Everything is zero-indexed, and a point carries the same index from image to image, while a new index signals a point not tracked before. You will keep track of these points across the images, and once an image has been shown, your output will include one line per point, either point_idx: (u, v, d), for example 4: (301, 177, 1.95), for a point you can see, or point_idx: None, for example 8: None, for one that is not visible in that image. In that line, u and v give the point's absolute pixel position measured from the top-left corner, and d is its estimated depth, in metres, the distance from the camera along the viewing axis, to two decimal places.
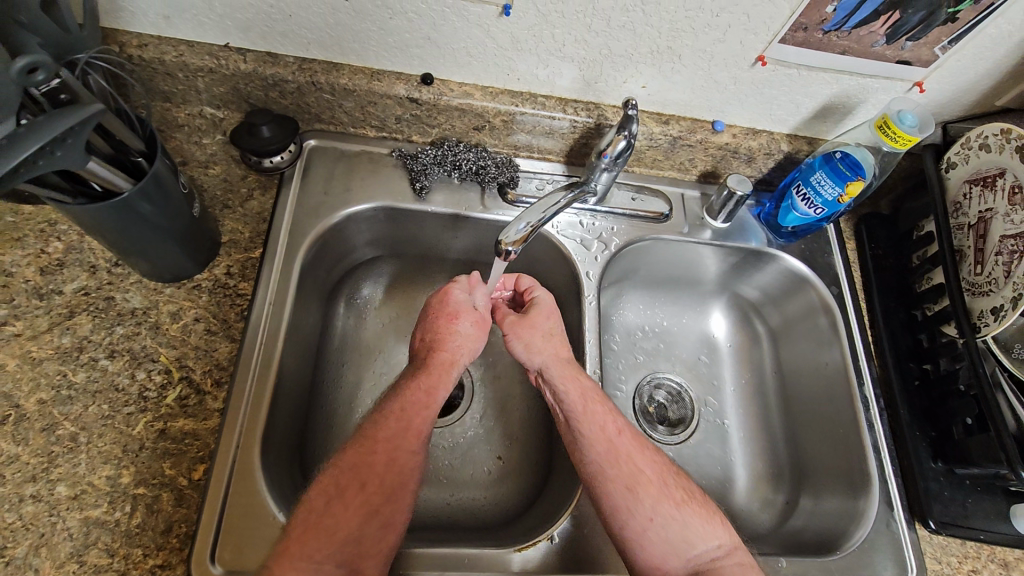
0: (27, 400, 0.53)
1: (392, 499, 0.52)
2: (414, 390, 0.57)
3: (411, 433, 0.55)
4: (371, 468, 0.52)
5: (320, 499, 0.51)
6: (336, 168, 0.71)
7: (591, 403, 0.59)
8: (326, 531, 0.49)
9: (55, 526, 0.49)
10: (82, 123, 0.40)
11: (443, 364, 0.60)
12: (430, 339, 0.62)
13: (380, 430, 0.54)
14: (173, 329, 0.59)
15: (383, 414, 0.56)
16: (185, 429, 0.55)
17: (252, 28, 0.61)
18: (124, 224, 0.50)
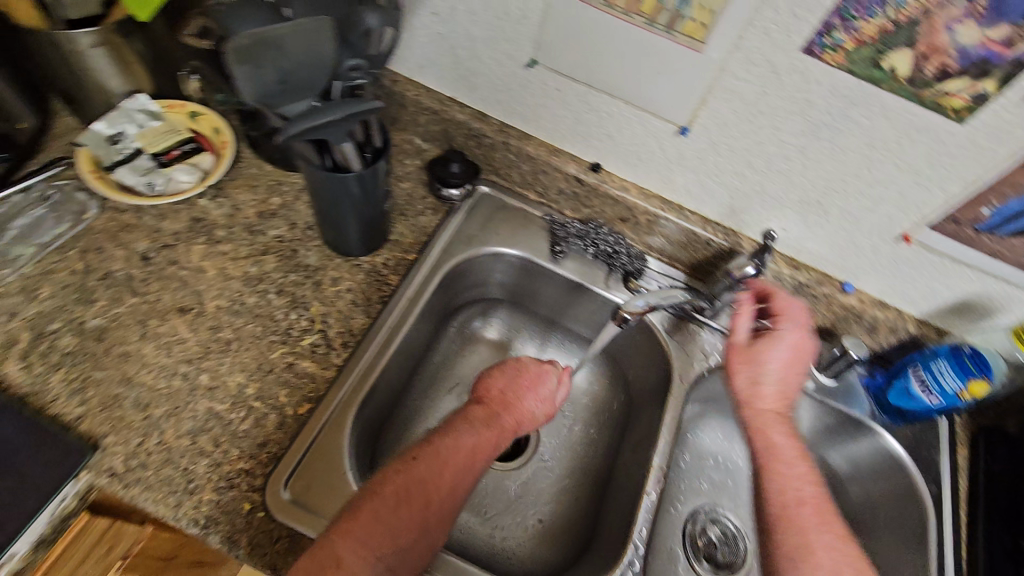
0: (209, 301, 0.66)
1: (443, 521, 0.56)
2: (486, 435, 0.63)
3: (474, 466, 0.60)
4: (437, 486, 0.56)
5: (389, 497, 0.54)
6: (496, 213, 0.83)
7: (784, 456, 0.63)
8: (385, 532, 0.52)
9: (187, 404, 0.59)
10: (360, 113, 0.55)
11: (507, 424, 0.65)
12: (511, 396, 0.67)
13: (449, 456, 0.59)
14: (328, 290, 0.70)
15: (457, 441, 0.60)
16: (306, 370, 0.64)
17: (478, 91, 0.77)
18: (335, 192, 0.63)
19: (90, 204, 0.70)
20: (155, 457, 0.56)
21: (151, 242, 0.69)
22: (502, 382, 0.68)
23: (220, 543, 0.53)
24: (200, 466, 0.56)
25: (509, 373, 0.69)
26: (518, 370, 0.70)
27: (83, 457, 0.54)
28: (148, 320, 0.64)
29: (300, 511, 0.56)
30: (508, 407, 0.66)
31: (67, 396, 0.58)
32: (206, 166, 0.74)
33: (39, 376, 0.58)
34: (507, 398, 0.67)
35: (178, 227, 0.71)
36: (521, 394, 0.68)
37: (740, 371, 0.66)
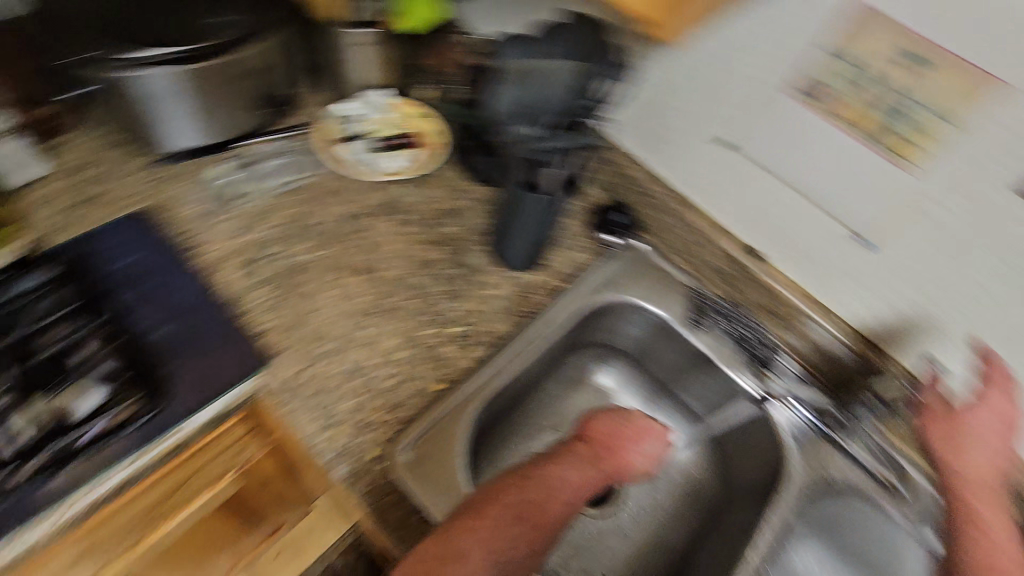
0: (384, 270, 0.75)
1: (547, 543, 0.59)
2: (591, 476, 0.64)
3: (576, 501, 0.62)
4: (547, 510, 0.59)
5: (506, 511, 0.56)
6: (644, 269, 0.84)
7: (986, 524, 0.60)
8: (501, 542, 0.55)
9: (346, 350, 0.67)
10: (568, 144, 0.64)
11: (607, 466, 0.65)
12: (616, 445, 0.67)
13: (560, 485, 0.61)
14: (482, 292, 0.76)
15: (566, 473, 0.62)
16: (448, 355, 0.70)
17: (666, 158, 0.85)
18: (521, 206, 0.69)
19: (316, 164, 0.82)
20: (312, 385, 0.63)
21: (352, 208, 0.79)
22: (609, 428, 0.68)
23: (345, 475, 0.60)
24: (344, 405, 0.63)
25: (615, 419, 0.69)
26: (625, 419, 0.69)
27: (258, 366, 0.62)
28: (335, 270, 0.73)
29: (415, 478, 0.60)
30: (611, 452, 0.66)
31: (260, 311, 0.67)
32: (414, 159, 0.84)
33: (244, 288, 0.68)
34: (610, 441, 0.67)
35: (376, 201, 0.81)
36: (626, 445, 0.67)
37: (933, 427, 0.66)
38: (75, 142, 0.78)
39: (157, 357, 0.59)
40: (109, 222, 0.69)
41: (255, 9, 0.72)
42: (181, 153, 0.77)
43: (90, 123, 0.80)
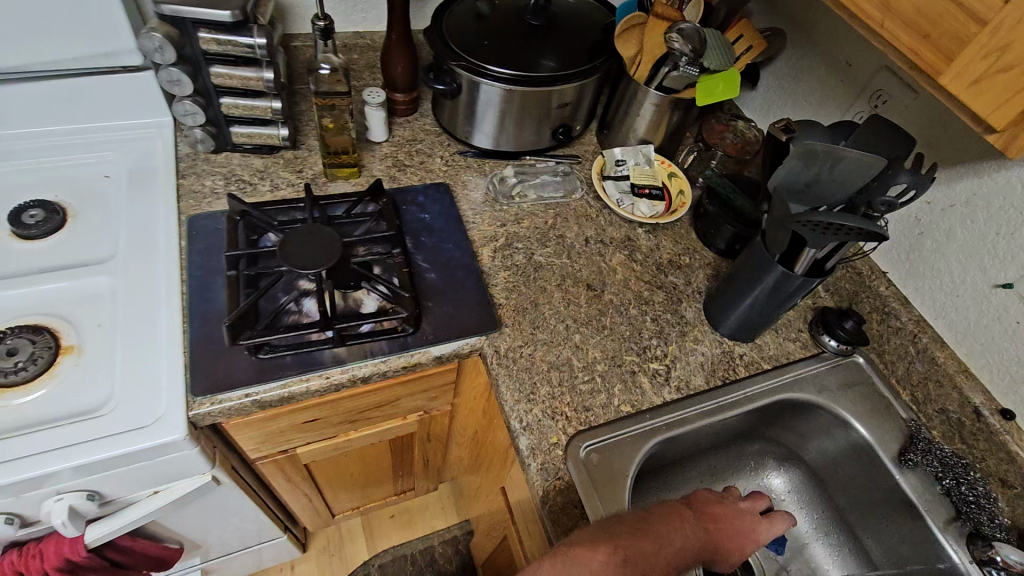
0: (607, 293, 0.82)
1: None
2: (697, 545, 0.55)
3: (682, 569, 0.53)
4: (654, 565, 0.50)
5: (611, 554, 0.48)
6: (859, 386, 0.79)
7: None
8: None
9: (558, 345, 0.74)
10: (852, 227, 0.58)
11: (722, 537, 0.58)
12: (717, 520, 0.58)
13: (669, 541, 0.53)
14: (687, 343, 0.79)
15: (673, 528, 0.54)
16: (641, 384, 0.73)
17: (919, 280, 0.81)
18: (758, 275, 0.71)
19: (576, 189, 0.94)
20: (523, 361, 0.72)
21: (595, 233, 0.89)
22: (716, 505, 0.60)
23: (525, 448, 0.65)
24: (543, 388, 0.70)
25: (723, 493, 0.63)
26: (733, 504, 0.61)
27: (494, 330, 0.73)
28: (565, 277, 0.82)
29: (585, 476, 0.64)
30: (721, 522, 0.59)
31: (501, 287, 0.78)
32: (660, 211, 0.92)
33: (494, 265, 0.81)
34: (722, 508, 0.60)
35: (616, 235, 0.90)
36: (732, 527, 0.59)
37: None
38: (411, 122, 0.97)
39: (424, 293, 0.74)
40: (417, 185, 0.87)
41: (575, 66, 0.87)
42: (479, 150, 0.95)
43: (424, 112, 0.99)
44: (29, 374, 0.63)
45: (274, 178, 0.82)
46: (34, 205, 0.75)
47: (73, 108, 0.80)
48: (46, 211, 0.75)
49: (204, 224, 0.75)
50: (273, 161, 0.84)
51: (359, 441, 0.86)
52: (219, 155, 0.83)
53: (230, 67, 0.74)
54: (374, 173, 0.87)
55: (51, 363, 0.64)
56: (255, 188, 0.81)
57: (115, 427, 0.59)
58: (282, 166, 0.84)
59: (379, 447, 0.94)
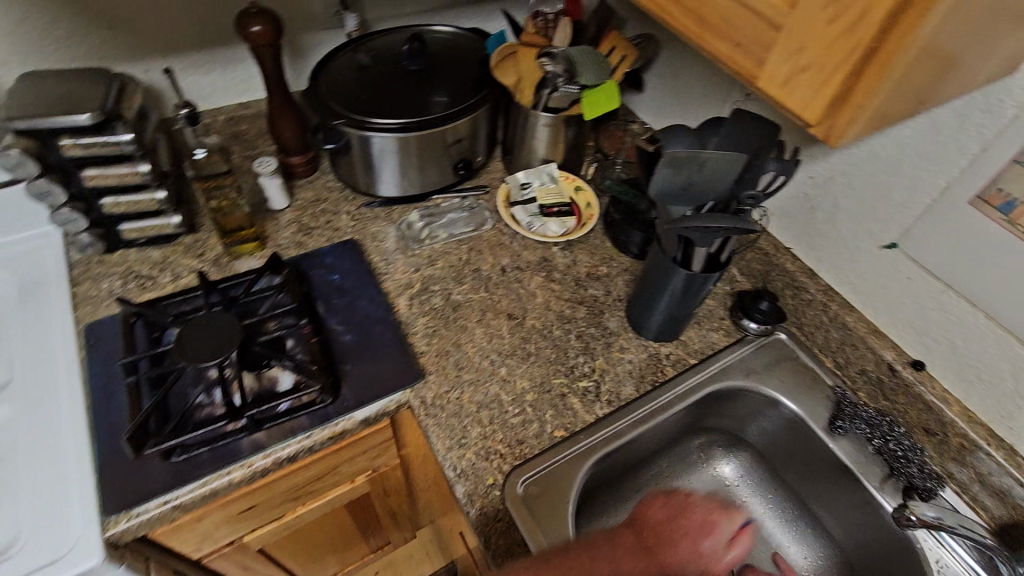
0: (529, 319, 0.83)
1: None
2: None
3: None
4: None
5: None
6: (783, 363, 0.82)
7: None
8: None
9: (485, 382, 0.75)
10: (729, 227, 0.60)
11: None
12: (663, 530, 0.52)
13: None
14: (614, 353, 0.81)
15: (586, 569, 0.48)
16: (572, 406, 0.74)
17: (819, 252, 0.84)
18: (664, 278, 0.73)
19: (486, 220, 0.94)
20: (451, 406, 0.72)
21: (510, 261, 0.90)
22: (661, 511, 0.53)
23: (462, 495, 0.65)
24: (474, 430, 0.70)
25: (673, 511, 0.53)
26: (685, 505, 0.53)
27: (417, 380, 0.73)
28: (485, 311, 0.83)
29: (524, 511, 0.64)
30: (654, 554, 0.50)
31: (421, 335, 0.78)
32: (571, 227, 0.94)
33: (412, 313, 0.81)
34: (663, 537, 0.51)
35: (531, 258, 0.91)
36: (683, 536, 0.52)
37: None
38: (313, 182, 0.97)
39: (342, 356, 0.73)
40: (325, 246, 0.87)
41: (461, 100, 0.89)
42: (385, 199, 0.95)
43: (324, 169, 0.99)
44: None
45: (175, 267, 0.81)
46: None
47: None
48: None
49: (104, 329, 0.73)
50: (172, 250, 0.83)
51: (311, 514, 0.84)
52: (115, 253, 0.81)
53: (102, 167, 0.72)
54: (279, 242, 0.86)
55: None
56: (156, 281, 0.79)
57: (26, 566, 0.56)
58: (182, 253, 0.82)
59: (337, 514, 0.92)
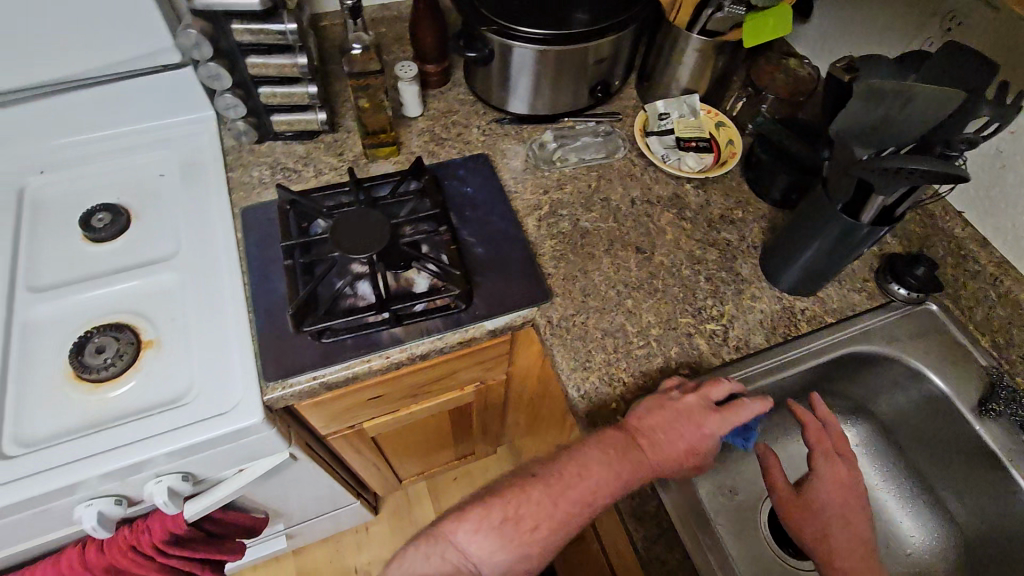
0: (658, 255, 0.80)
1: (551, 536, 0.55)
2: (609, 461, 0.58)
3: (592, 501, 0.56)
4: (546, 511, 0.56)
5: (495, 515, 0.55)
6: (929, 335, 0.75)
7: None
8: (500, 537, 0.54)
9: (610, 312, 0.74)
10: (929, 168, 0.53)
11: (641, 464, 0.58)
12: (648, 426, 0.60)
13: (559, 470, 0.58)
14: (745, 301, 0.77)
15: (575, 458, 0.58)
16: (698, 346, 0.72)
17: (996, 220, 0.77)
18: (818, 226, 0.68)
19: (618, 148, 0.90)
20: (576, 330, 0.72)
21: (641, 193, 0.86)
22: (656, 419, 0.61)
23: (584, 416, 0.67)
24: (597, 355, 0.71)
25: (663, 415, 0.61)
26: (679, 410, 0.61)
27: (544, 301, 0.73)
28: (613, 241, 0.81)
29: None
30: (643, 453, 0.59)
31: (549, 257, 0.78)
32: (708, 163, 0.87)
33: (540, 235, 0.80)
34: (648, 433, 0.60)
35: (664, 193, 0.86)
36: (676, 435, 0.60)
37: (861, 518, 0.60)
38: (444, 93, 0.95)
39: (473, 268, 0.75)
40: (457, 158, 0.86)
41: (614, 15, 0.83)
42: (516, 117, 0.92)
43: (457, 80, 0.96)
44: (115, 372, 0.67)
45: (318, 164, 0.84)
46: (101, 208, 0.78)
47: (122, 110, 0.83)
48: (112, 213, 0.78)
49: (257, 215, 0.78)
50: (314, 147, 0.85)
51: (420, 413, 0.90)
52: (263, 144, 0.84)
53: (265, 55, 0.73)
54: (413, 149, 0.87)
55: (135, 359, 0.68)
56: (300, 175, 0.82)
57: (197, 414, 0.63)
58: (323, 151, 0.85)
59: (440, 417, 0.98)
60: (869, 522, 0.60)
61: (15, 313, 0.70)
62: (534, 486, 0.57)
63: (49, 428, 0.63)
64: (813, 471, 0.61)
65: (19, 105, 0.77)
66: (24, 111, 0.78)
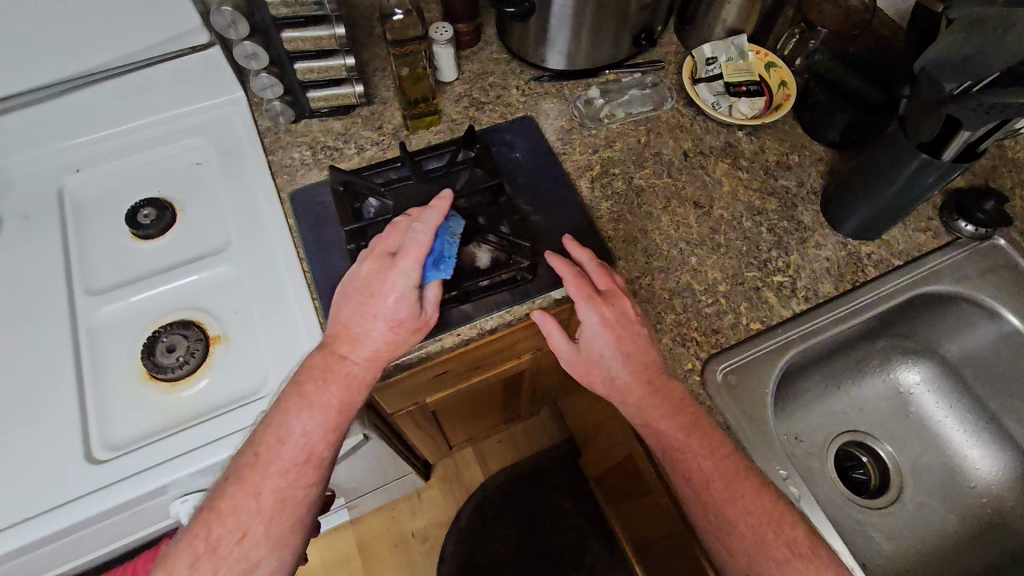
0: (716, 209, 0.78)
1: (286, 514, 0.57)
2: (305, 403, 0.58)
3: (308, 458, 0.58)
4: (257, 509, 0.55)
5: (197, 550, 0.54)
6: (999, 271, 0.75)
7: (677, 443, 0.58)
8: (227, 550, 0.54)
9: (675, 272, 0.73)
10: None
11: (347, 374, 0.60)
12: (337, 326, 0.61)
13: (250, 451, 0.57)
14: (808, 249, 0.75)
15: (251, 446, 0.58)
16: (767, 299, 0.71)
17: None
18: (889, 168, 0.66)
19: (665, 99, 0.86)
20: (643, 293, 0.71)
21: (692, 145, 0.83)
22: (346, 313, 0.61)
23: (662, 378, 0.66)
24: (668, 316, 0.70)
25: (353, 306, 0.60)
26: (361, 291, 0.60)
27: (609, 265, 0.72)
28: (669, 199, 0.78)
29: (727, 398, 0.65)
30: (345, 357, 0.60)
31: (607, 220, 0.76)
32: (760, 109, 0.84)
33: (595, 197, 0.78)
34: (349, 334, 0.60)
35: (715, 143, 0.83)
36: (366, 315, 0.60)
37: (636, 343, 0.62)
38: (477, 53, 0.90)
39: (535, 236, 0.73)
40: (500, 123, 0.83)
41: None
42: (555, 73, 0.88)
43: (488, 39, 0.92)
44: (189, 370, 0.67)
45: (358, 139, 0.81)
46: (146, 203, 0.77)
47: (154, 96, 0.80)
48: (157, 208, 0.76)
49: (306, 200, 0.76)
50: (352, 122, 0.82)
51: (481, 383, 0.90)
52: (300, 123, 0.81)
53: (300, 29, 0.69)
54: (452, 117, 0.83)
55: (206, 355, 0.68)
56: (341, 153, 0.80)
57: None
58: (362, 125, 0.82)
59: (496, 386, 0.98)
60: (647, 342, 0.63)
61: (79, 317, 0.69)
62: (227, 492, 0.56)
63: (135, 429, 0.63)
64: (582, 322, 0.62)
65: (58, 99, 0.76)
66: (66, 105, 0.77)
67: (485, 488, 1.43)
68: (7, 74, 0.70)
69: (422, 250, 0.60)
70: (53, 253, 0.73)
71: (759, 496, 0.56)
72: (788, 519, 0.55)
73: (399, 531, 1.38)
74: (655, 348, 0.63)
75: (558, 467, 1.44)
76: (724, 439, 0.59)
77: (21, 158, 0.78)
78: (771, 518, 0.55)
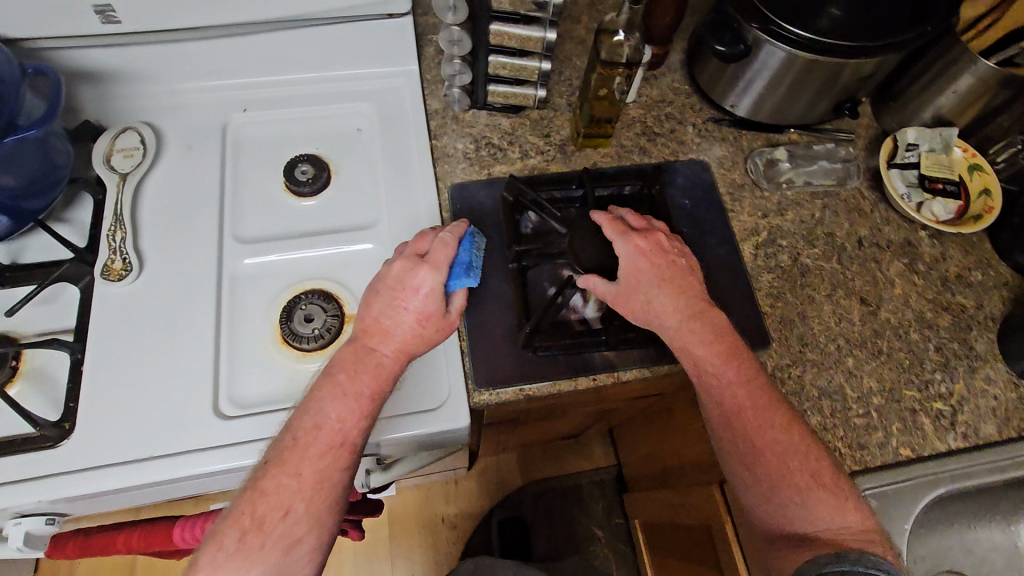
0: (883, 310, 0.72)
1: (328, 493, 0.52)
2: (342, 394, 0.54)
3: (345, 442, 0.53)
4: (299, 488, 0.51)
5: (239, 533, 0.49)
6: None
7: (714, 367, 0.58)
8: (270, 529, 0.50)
9: (829, 371, 0.68)
10: None
11: (378, 365, 0.56)
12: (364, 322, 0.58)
13: (286, 438, 0.53)
14: (976, 381, 0.69)
15: (286, 433, 0.53)
16: (922, 425, 0.66)
17: None
18: None
19: (849, 177, 0.80)
20: (791, 384, 0.67)
21: (869, 234, 0.77)
22: (375, 307, 0.58)
23: None
24: (813, 416, 0.65)
25: (382, 300, 0.57)
26: (387, 289, 0.58)
27: (763, 346, 0.68)
28: (836, 286, 0.73)
29: None
30: (377, 351, 0.56)
31: (766, 294, 0.71)
32: (952, 214, 0.76)
33: (757, 266, 0.73)
34: (379, 327, 0.57)
35: (894, 238, 0.77)
36: (394, 309, 0.57)
37: (673, 269, 0.61)
38: (658, 78, 0.85)
39: None
40: (671, 161, 0.79)
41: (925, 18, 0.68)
42: (737, 120, 0.82)
43: (671, 65, 0.86)
44: (320, 344, 0.65)
45: (523, 144, 0.77)
46: (305, 160, 0.75)
47: (333, 53, 0.78)
48: (315, 167, 0.75)
49: (463, 197, 0.73)
50: (520, 124, 0.79)
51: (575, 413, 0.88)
52: (469, 114, 0.79)
53: (510, 26, 0.65)
54: (623, 142, 0.79)
55: (340, 333, 0.66)
56: (505, 155, 0.77)
57: (408, 407, 0.62)
58: (529, 129, 0.78)
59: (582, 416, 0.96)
60: (685, 268, 0.62)
61: (225, 263, 0.69)
62: (267, 471, 0.52)
63: (260, 392, 0.63)
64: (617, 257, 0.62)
65: (241, 38, 0.74)
66: (247, 45, 0.74)
67: (520, 494, 1.42)
68: (209, 8, 0.68)
69: (449, 254, 0.58)
70: (211, 191, 0.73)
71: (788, 427, 0.57)
72: (812, 449, 0.57)
73: (431, 512, 1.39)
74: (693, 275, 0.62)
75: (597, 493, 1.42)
76: (759, 372, 0.60)
77: (195, 86, 0.78)
78: (799, 450, 0.56)
